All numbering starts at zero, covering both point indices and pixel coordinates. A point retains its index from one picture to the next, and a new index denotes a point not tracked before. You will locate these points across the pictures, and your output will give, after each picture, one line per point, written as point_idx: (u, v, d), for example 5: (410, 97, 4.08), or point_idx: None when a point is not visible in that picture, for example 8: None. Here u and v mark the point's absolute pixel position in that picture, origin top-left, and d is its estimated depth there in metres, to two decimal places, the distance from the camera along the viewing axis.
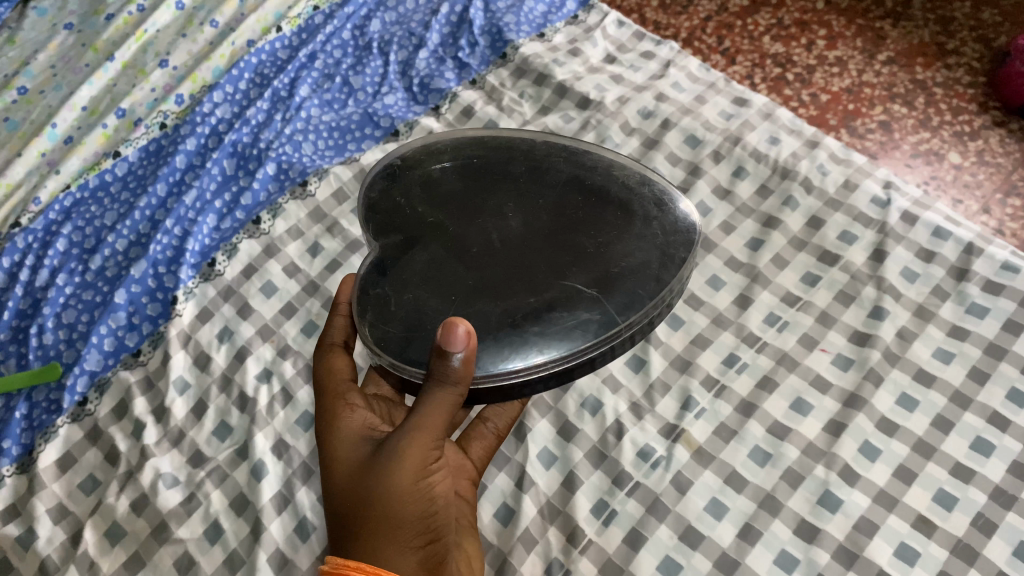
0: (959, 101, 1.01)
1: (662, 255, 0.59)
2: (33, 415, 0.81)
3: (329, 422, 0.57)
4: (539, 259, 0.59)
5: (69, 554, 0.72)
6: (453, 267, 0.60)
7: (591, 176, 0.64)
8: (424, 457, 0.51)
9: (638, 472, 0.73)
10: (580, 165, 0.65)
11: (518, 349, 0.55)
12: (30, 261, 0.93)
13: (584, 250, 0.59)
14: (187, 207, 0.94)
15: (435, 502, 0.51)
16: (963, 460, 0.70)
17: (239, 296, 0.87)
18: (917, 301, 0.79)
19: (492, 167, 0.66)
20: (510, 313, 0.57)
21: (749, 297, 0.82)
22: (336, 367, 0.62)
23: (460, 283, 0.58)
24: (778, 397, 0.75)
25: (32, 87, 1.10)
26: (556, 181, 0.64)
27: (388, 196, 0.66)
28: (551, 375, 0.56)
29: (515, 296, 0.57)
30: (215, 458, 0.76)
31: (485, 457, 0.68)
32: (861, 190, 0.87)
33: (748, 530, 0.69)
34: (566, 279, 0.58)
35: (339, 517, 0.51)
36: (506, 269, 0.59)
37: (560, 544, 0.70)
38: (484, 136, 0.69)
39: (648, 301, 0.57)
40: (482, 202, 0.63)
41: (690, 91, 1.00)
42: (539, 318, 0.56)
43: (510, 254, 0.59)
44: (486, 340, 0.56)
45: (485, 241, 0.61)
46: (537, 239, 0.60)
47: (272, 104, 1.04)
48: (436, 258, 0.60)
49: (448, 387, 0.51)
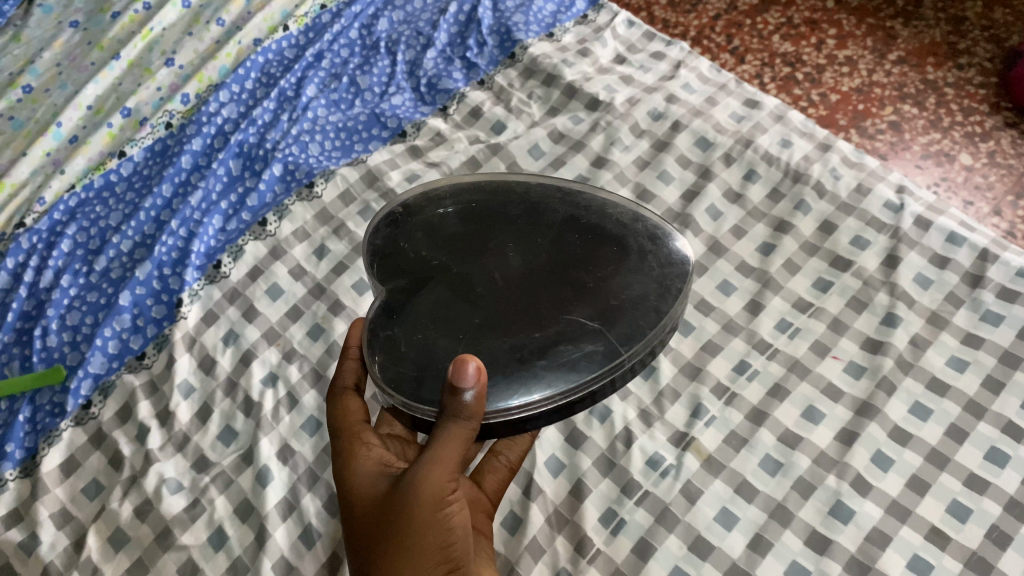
0: (970, 102, 1.00)
1: (660, 286, 0.59)
2: (36, 418, 0.81)
3: (346, 461, 0.56)
4: (542, 295, 0.58)
5: (73, 559, 0.71)
6: (460, 306, 0.59)
7: (587, 215, 0.63)
8: (443, 488, 0.50)
9: (647, 480, 0.72)
10: (575, 206, 0.64)
11: (526, 384, 0.54)
12: (34, 262, 0.92)
13: (584, 285, 0.58)
14: (192, 208, 0.93)
15: (454, 534, 0.49)
16: (977, 471, 0.69)
17: (245, 299, 0.86)
18: (930, 307, 0.78)
19: (491, 210, 0.65)
20: (517, 348, 0.56)
21: (760, 303, 0.81)
22: (350, 408, 0.61)
23: (467, 321, 0.58)
24: (790, 405, 0.74)
25: (37, 86, 1.09)
26: (554, 220, 0.63)
27: (392, 241, 0.65)
28: (554, 409, 0.55)
29: (520, 332, 0.56)
30: (220, 463, 0.75)
31: (500, 490, 0.66)
32: (874, 195, 0.86)
33: (758, 540, 0.68)
34: (569, 313, 0.57)
35: (361, 554, 0.50)
36: (512, 307, 0.58)
37: (568, 553, 0.69)
38: (481, 180, 0.68)
39: (649, 331, 0.57)
40: (484, 243, 0.62)
41: (700, 92, 0.99)
42: (545, 353, 0.55)
43: (514, 292, 0.58)
44: (495, 376, 0.55)
45: (489, 281, 0.60)
46: (541, 278, 0.59)
47: (278, 104, 1.03)
48: (443, 299, 0.59)
49: (461, 422, 0.51)
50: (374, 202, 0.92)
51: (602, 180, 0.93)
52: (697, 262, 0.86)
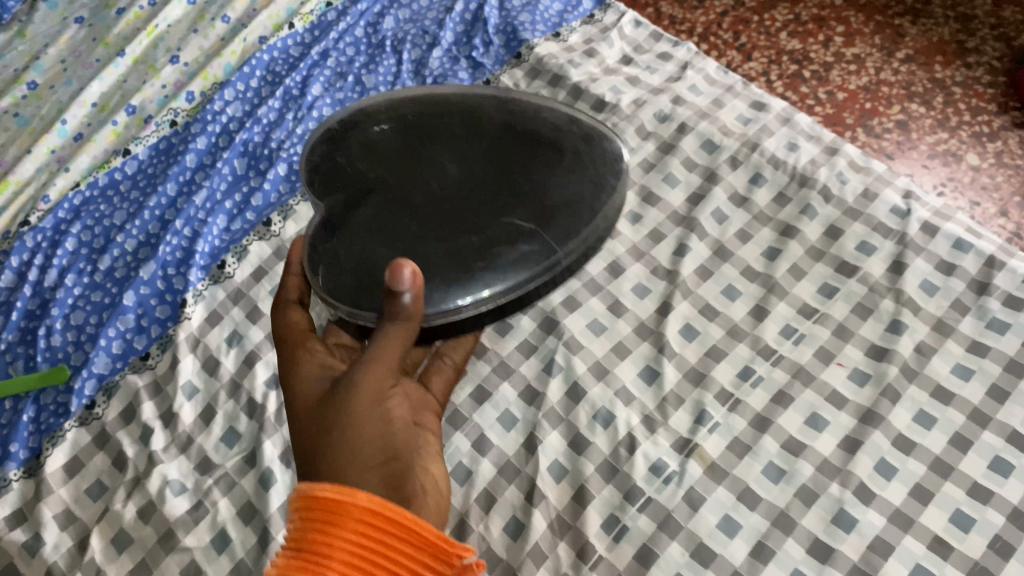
0: (978, 101, 1.00)
1: (594, 185, 0.67)
2: (40, 418, 0.81)
3: (291, 366, 0.62)
4: (473, 203, 0.66)
5: (76, 560, 0.72)
6: (400, 216, 0.65)
7: (522, 121, 0.71)
8: (380, 383, 0.56)
9: (650, 487, 0.72)
10: (510, 112, 0.72)
11: (465, 285, 0.62)
12: (39, 260, 0.92)
13: (518, 189, 0.66)
14: (197, 207, 0.93)
15: (393, 424, 0.56)
16: (981, 480, 0.69)
17: (249, 299, 0.86)
18: (936, 314, 0.78)
19: (428, 124, 0.72)
20: (454, 251, 0.63)
21: (765, 308, 0.81)
22: (294, 320, 0.67)
23: (406, 230, 0.64)
24: (794, 412, 0.74)
25: (42, 82, 1.09)
26: (489, 132, 0.71)
27: (331, 158, 0.72)
28: (490, 309, 0.63)
29: (457, 238, 0.64)
30: (223, 465, 0.76)
31: (445, 390, 0.71)
32: (881, 200, 0.86)
33: (761, 548, 0.68)
34: (503, 217, 0.64)
35: (301, 443, 0.57)
36: (443, 214, 0.65)
37: (570, 560, 0.69)
38: (422, 97, 0.75)
39: (578, 229, 0.65)
40: (422, 155, 0.70)
41: (707, 94, 0.99)
42: (481, 256, 0.63)
43: (448, 200, 0.66)
44: (433, 278, 0.62)
45: (426, 189, 0.67)
46: (473, 183, 0.67)
47: (283, 102, 1.03)
48: (381, 210, 0.66)
49: (401, 322, 0.56)
50: None
51: None
52: (702, 266, 0.85)
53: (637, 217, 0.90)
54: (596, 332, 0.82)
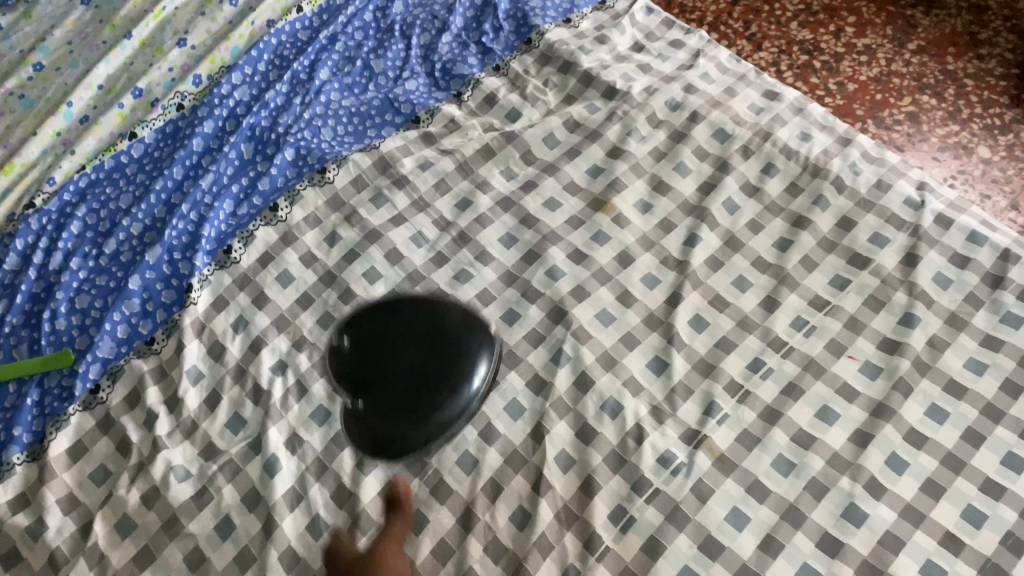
0: (990, 93, 1.04)
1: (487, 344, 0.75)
2: (44, 402, 0.80)
3: None
4: (420, 344, 0.74)
5: (79, 545, 0.71)
6: (381, 367, 0.73)
7: (441, 333, 0.74)
8: None
9: (658, 479, 0.71)
10: (432, 319, 0.75)
11: (435, 405, 0.71)
12: (44, 243, 0.92)
13: (448, 330, 0.74)
14: (203, 191, 0.92)
15: None
16: (993, 476, 0.68)
17: (255, 285, 0.86)
18: (949, 308, 0.77)
19: (375, 340, 0.74)
20: (426, 382, 0.72)
21: (776, 300, 0.80)
22: None
23: (392, 370, 0.73)
24: (804, 405, 0.73)
25: (48, 63, 1.06)
26: (418, 330, 0.75)
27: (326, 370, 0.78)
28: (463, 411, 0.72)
29: (424, 371, 0.72)
30: (228, 451, 0.75)
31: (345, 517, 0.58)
32: (894, 191, 0.85)
33: (770, 541, 0.67)
34: (449, 350, 0.73)
35: None
36: (410, 365, 0.73)
37: (577, 550, 0.68)
38: (359, 311, 0.77)
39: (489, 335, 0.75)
40: (375, 347, 0.74)
41: (719, 82, 0.98)
42: (438, 376, 0.72)
43: (404, 337, 0.74)
44: (417, 401, 0.71)
45: (391, 335, 0.75)
46: (418, 330, 0.74)
47: (291, 87, 1.02)
48: (367, 368, 0.73)
49: None
50: (387, 189, 0.92)
51: (618, 172, 0.92)
52: (713, 257, 0.84)
53: (647, 206, 0.89)
54: (605, 322, 0.81)
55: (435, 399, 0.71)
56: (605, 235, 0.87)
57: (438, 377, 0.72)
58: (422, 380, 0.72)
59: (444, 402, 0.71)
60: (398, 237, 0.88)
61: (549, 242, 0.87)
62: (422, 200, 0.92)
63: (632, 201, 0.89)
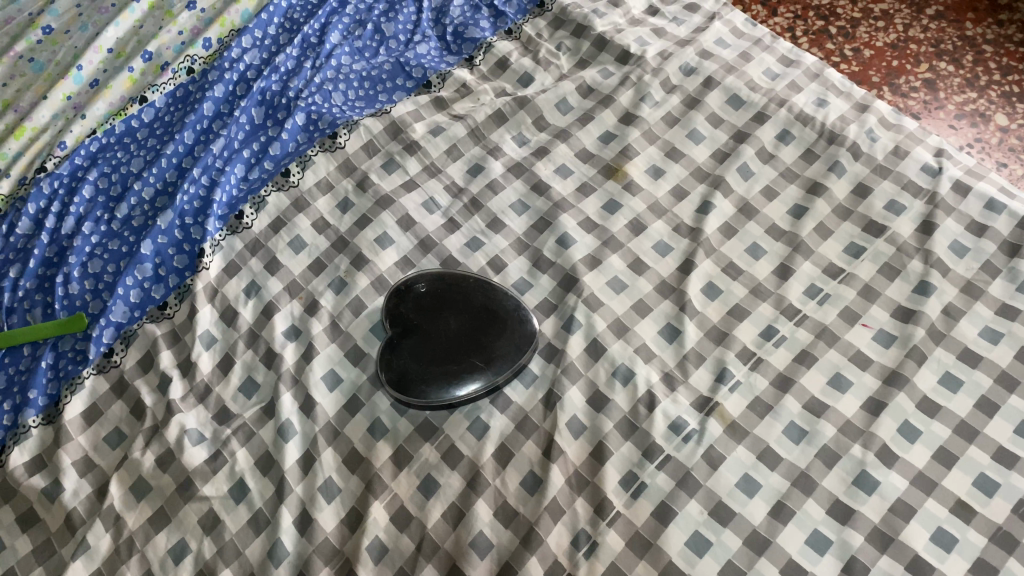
0: (1009, 60, 1.03)
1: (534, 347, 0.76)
2: (59, 365, 0.80)
3: None
4: (470, 323, 0.77)
5: (96, 507, 0.72)
6: (427, 337, 0.76)
7: (493, 322, 0.76)
8: None
9: (669, 445, 0.71)
10: (487, 308, 0.77)
11: (462, 380, 0.73)
12: (56, 208, 0.91)
13: (497, 314, 0.77)
14: (214, 155, 0.92)
15: None
16: (1006, 445, 0.68)
17: (267, 251, 0.86)
18: (965, 277, 0.77)
19: (432, 315, 0.78)
20: (462, 359, 0.75)
21: (790, 268, 0.80)
22: None
23: (435, 341, 0.76)
24: (817, 372, 0.73)
25: (57, 26, 1.05)
26: (470, 315, 0.77)
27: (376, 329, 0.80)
28: (484, 394, 0.74)
29: (464, 352, 0.75)
30: (242, 415, 0.76)
31: None
32: (911, 158, 0.84)
33: (781, 508, 0.66)
34: (493, 338, 0.75)
35: None
36: (454, 341, 0.76)
37: (588, 516, 0.68)
38: (427, 280, 0.80)
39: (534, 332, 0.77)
40: (429, 322, 0.77)
41: (734, 47, 0.97)
42: (477, 356, 0.75)
43: (455, 313, 0.77)
44: (451, 372, 0.74)
45: (445, 309, 0.78)
46: (471, 311, 0.77)
47: (302, 51, 1.01)
48: (415, 336, 0.76)
49: None
50: (399, 155, 0.92)
51: (630, 138, 0.91)
52: (726, 224, 0.84)
53: (659, 172, 0.88)
54: (616, 289, 0.81)
55: (461, 367, 0.74)
56: (617, 203, 0.86)
57: (473, 350, 0.75)
58: (460, 348, 0.75)
59: (466, 372, 0.74)
60: (409, 202, 0.88)
61: (560, 209, 0.86)
62: (434, 165, 0.91)
63: (644, 167, 0.89)
